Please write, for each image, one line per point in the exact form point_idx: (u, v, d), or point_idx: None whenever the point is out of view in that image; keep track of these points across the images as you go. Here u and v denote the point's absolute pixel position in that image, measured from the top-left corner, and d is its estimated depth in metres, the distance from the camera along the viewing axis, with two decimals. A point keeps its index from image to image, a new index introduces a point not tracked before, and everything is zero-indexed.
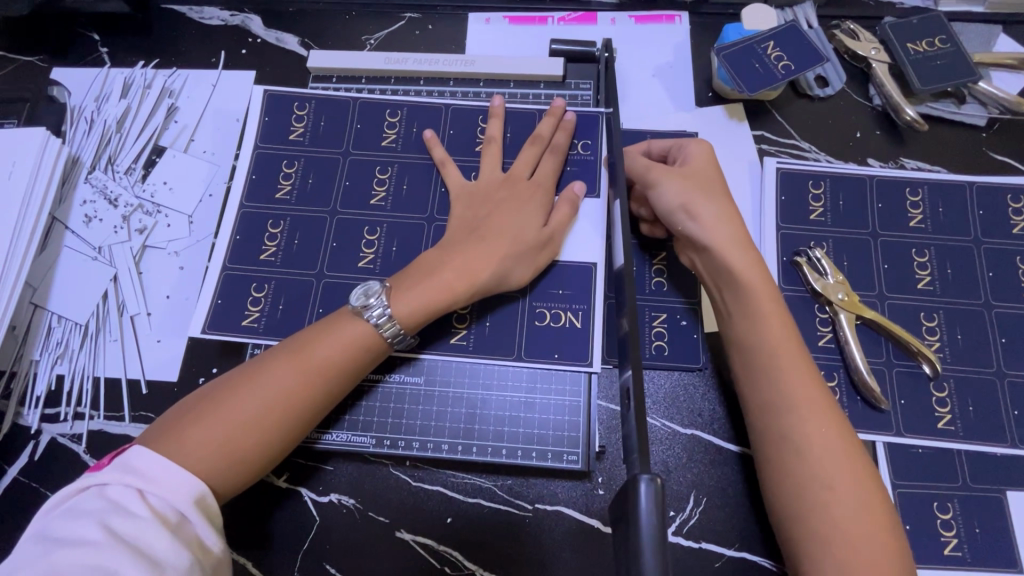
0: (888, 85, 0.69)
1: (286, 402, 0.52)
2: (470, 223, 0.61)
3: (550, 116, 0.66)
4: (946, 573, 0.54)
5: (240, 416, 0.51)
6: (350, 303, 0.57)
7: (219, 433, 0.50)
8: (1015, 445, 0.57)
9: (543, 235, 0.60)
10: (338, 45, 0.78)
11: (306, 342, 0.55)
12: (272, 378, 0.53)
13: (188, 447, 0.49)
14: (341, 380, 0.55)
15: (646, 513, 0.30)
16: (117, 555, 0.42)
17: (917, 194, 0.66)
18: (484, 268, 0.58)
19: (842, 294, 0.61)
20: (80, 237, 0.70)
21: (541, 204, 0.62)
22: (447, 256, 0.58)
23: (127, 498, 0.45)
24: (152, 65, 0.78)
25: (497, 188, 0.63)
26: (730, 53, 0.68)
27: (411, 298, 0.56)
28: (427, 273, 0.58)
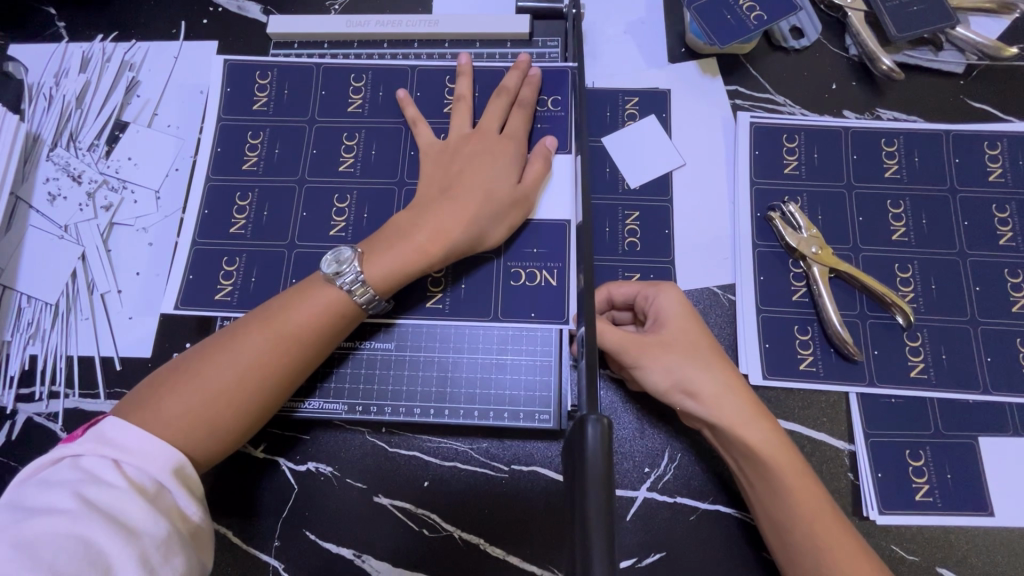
0: (864, 34, 0.68)
1: (260, 370, 0.52)
2: (442, 183, 0.60)
3: (516, 71, 0.65)
4: (917, 518, 0.55)
5: (217, 385, 0.51)
6: (322, 270, 0.56)
7: (193, 402, 0.50)
8: (988, 391, 0.57)
9: (516, 191, 0.59)
10: (301, 11, 0.75)
11: (277, 309, 0.54)
12: (243, 346, 0.52)
13: (163, 417, 0.49)
14: (319, 345, 0.54)
15: (593, 454, 0.31)
16: (91, 523, 0.42)
17: (893, 144, 0.65)
18: (458, 226, 0.57)
19: (816, 248, 0.60)
20: (45, 216, 0.69)
21: (514, 159, 0.61)
22: (419, 218, 0.57)
23: (102, 468, 0.45)
24: (111, 38, 0.76)
25: (467, 144, 0.61)
26: (701, 6, 0.67)
27: (386, 262, 0.55)
28: (400, 236, 0.57)
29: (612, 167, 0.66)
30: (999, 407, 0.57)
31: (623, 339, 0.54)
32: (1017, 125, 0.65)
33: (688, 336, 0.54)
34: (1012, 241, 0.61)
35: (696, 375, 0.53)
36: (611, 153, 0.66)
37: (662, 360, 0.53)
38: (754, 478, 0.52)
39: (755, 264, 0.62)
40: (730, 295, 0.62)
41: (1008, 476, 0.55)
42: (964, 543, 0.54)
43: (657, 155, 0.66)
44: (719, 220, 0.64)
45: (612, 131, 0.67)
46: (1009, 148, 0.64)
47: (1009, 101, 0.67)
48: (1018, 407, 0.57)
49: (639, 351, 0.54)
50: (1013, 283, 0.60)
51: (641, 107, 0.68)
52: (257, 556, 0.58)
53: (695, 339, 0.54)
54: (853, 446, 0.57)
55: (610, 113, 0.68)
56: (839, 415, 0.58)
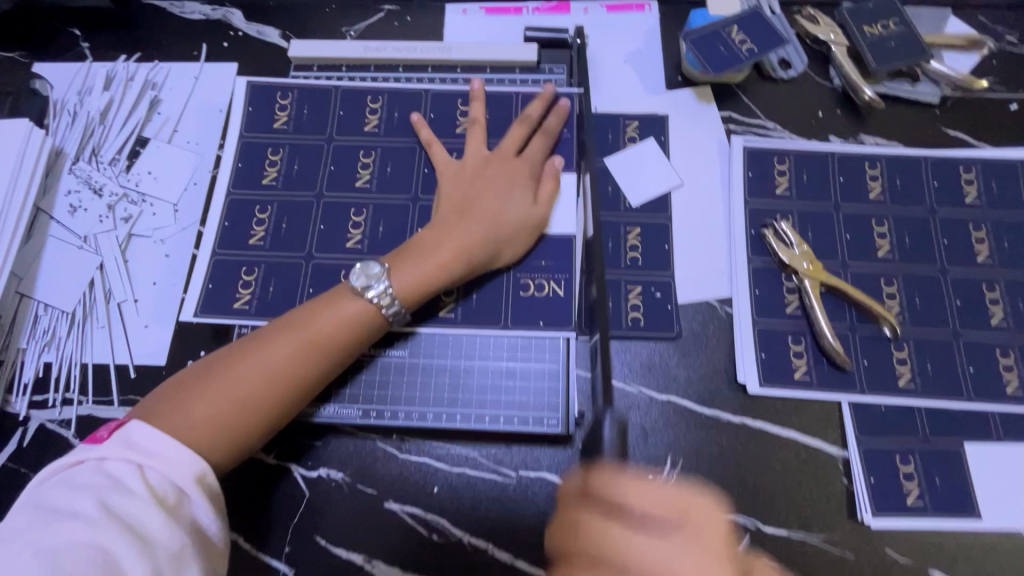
0: (847, 66, 0.73)
1: (283, 377, 0.54)
2: (459, 204, 0.63)
3: (539, 100, 0.69)
4: (909, 521, 0.57)
5: (242, 390, 0.52)
6: (350, 282, 0.58)
7: (219, 407, 0.51)
8: (971, 400, 0.60)
9: (534, 213, 0.63)
10: (318, 36, 0.79)
11: (304, 318, 0.56)
12: (270, 354, 0.54)
13: (191, 420, 0.50)
14: (342, 352, 0.57)
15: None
16: (113, 534, 0.42)
17: (875, 168, 0.69)
18: (478, 245, 0.60)
19: (807, 263, 0.64)
20: (65, 227, 0.71)
21: (527, 182, 0.65)
22: (442, 236, 0.60)
23: (125, 473, 0.46)
24: (135, 58, 0.79)
25: (482, 168, 0.65)
26: (696, 38, 0.71)
27: (413, 276, 0.58)
28: (424, 253, 0.60)
29: (614, 186, 0.69)
30: (981, 415, 0.60)
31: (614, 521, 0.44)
32: (989, 151, 0.70)
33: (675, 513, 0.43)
34: (988, 259, 0.65)
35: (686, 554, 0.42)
36: (613, 173, 0.70)
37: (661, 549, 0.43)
38: None
39: (750, 279, 0.66)
40: (727, 307, 0.65)
41: (992, 481, 0.58)
42: (953, 545, 0.57)
43: (657, 175, 0.70)
44: (716, 237, 0.68)
45: (614, 152, 0.71)
46: (982, 173, 0.69)
47: (981, 130, 0.72)
48: (999, 415, 0.60)
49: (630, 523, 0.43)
50: (991, 297, 0.64)
51: (641, 130, 0.72)
52: (268, 561, 0.59)
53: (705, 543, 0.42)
54: (847, 452, 0.60)
55: (612, 136, 0.72)
56: (833, 422, 0.61)
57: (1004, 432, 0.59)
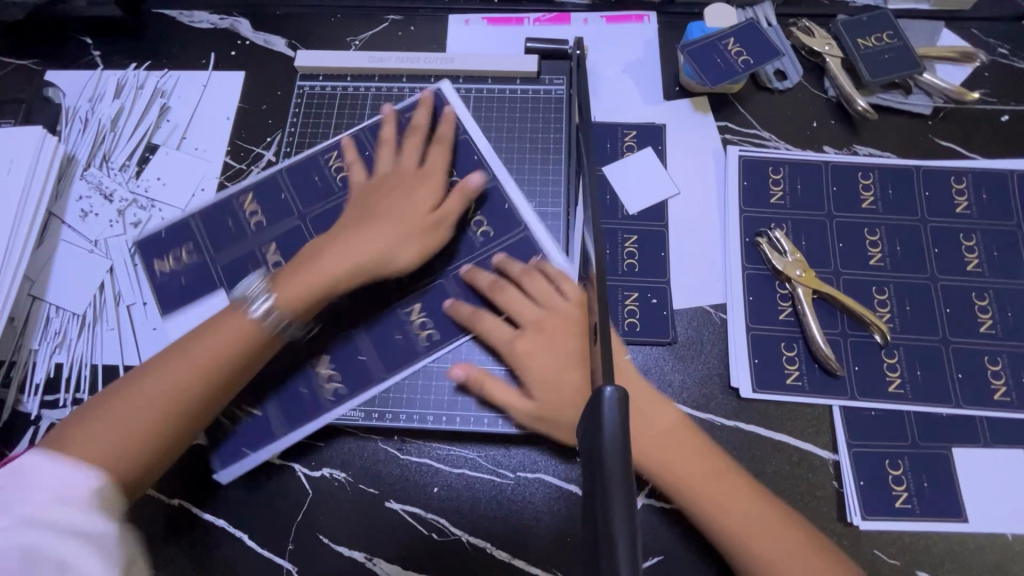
0: (841, 78, 0.74)
1: (245, 304, 0.58)
2: (361, 212, 0.65)
3: (423, 107, 0.71)
4: (897, 524, 0.58)
5: (156, 384, 0.53)
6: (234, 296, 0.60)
7: (122, 427, 0.51)
8: (959, 405, 0.62)
9: (431, 217, 0.64)
10: (324, 45, 0.81)
11: (210, 323, 0.57)
12: (165, 363, 0.54)
13: (84, 440, 0.50)
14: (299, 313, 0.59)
15: (610, 421, 0.35)
16: (33, 532, 0.39)
17: (868, 177, 0.71)
18: (369, 250, 0.62)
19: (800, 271, 0.66)
20: (77, 231, 0.73)
21: (421, 187, 0.66)
22: (362, 239, 0.62)
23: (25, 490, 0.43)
24: (145, 67, 0.81)
25: (387, 180, 0.67)
26: (694, 50, 0.73)
27: (247, 301, 0.59)
28: (304, 262, 0.61)
29: (612, 194, 0.71)
30: (969, 420, 0.61)
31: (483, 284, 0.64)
32: (980, 162, 0.71)
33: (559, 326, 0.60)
34: (978, 267, 0.67)
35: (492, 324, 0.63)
36: (611, 182, 0.71)
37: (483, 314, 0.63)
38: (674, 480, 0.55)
39: (745, 286, 0.67)
40: (721, 313, 0.67)
41: (980, 485, 0.59)
42: (941, 547, 0.58)
43: (653, 184, 0.71)
44: (711, 244, 0.70)
45: (612, 161, 0.72)
46: (973, 183, 0.70)
47: (973, 140, 0.73)
48: (988, 420, 0.61)
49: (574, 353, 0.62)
50: (981, 305, 0.65)
51: (639, 139, 0.74)
52: (273, 559, 0.60)
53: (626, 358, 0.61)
54: (837, 456, 0.61)
55: (611, 146, 0.73)
56: (824, 426, 0.62)
57: (993, 438, 0.61)
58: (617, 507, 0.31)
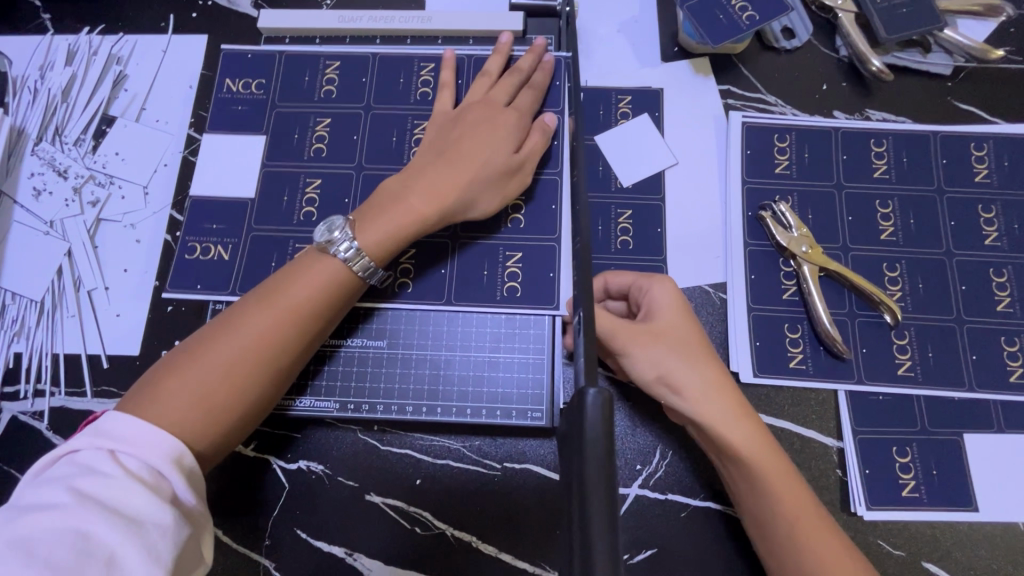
0: (854, 35, 0.68)
1: (249, 306, 0.52)
2: (439, 147, 0.59)
3: (531, 54, 0.65)
4: (903, 513, 0.55)
5: (211, 361, 0.49)
6: (315, 240, 0.54)
7: (186, 399, 0.47)
8: (973, 389, 0.58)
9: (512, 162, 0.59)
10: (293, 6, 0.75)
11: (280, 284, 0.53)
12: (240, 325, 0.50)
13: (162, 402, 0.47)
14: (320, 320, 0.53)
15: (592, 426, 0.30)
16: (89, 516, 0.39)
17: (882, 144, 0.66)
18: (450, 188, 0.56)
19: (806, 247, 0.61)
20: (30, 211, 0.68)
21: (513, 130, 0.60)
22: (411, 182, 0.57)
23: (97, 459, 0.43)
24: (98, 31, 0.75)
25: (471, 114, 0.61)
26: (693, 6, 0.67)
27: (378, 228, 0.55)
28: (393, 200, 0.56)
29: (605, 165, 0.66)
30: (983, 405, 0.58)
31: (615, 324, 0.55)
32: (1002, 127, 0.66)
33: (687, 339, 0.55)
34: (997, 241, 0.62)
35: (680, 366, 0.53)
36: (604, 151, 0.66)
37: (650, 351, 0.54)
38: (761, 513, 0.51)
39: (746, 263, 0.63)
40: (721, 293, 0.63)
41: (992, 472, 0.56)
42: (948, 537, 0.55)
43: (650, 154, 0.66)
44: (711, 218, 0.65)
45: (606, 129, 0.67)
46: (994, 149, 0.65)
47: (995, 103, 0.68)
48: (1003, 405, 0.58)
49: (630, 339, 0.54)
50: (999, 283, 0.61)
51: (634, 105, 0.68)
52: (249, 555, 0.58)
53: (685, 329, 0.55)
54: (842, 443, 0.58)
55: (603, 113, 0.68)
56: (828, 411, 0.59)
57: (1007, 423, 0.57)
58: (596, 519, 0.27)
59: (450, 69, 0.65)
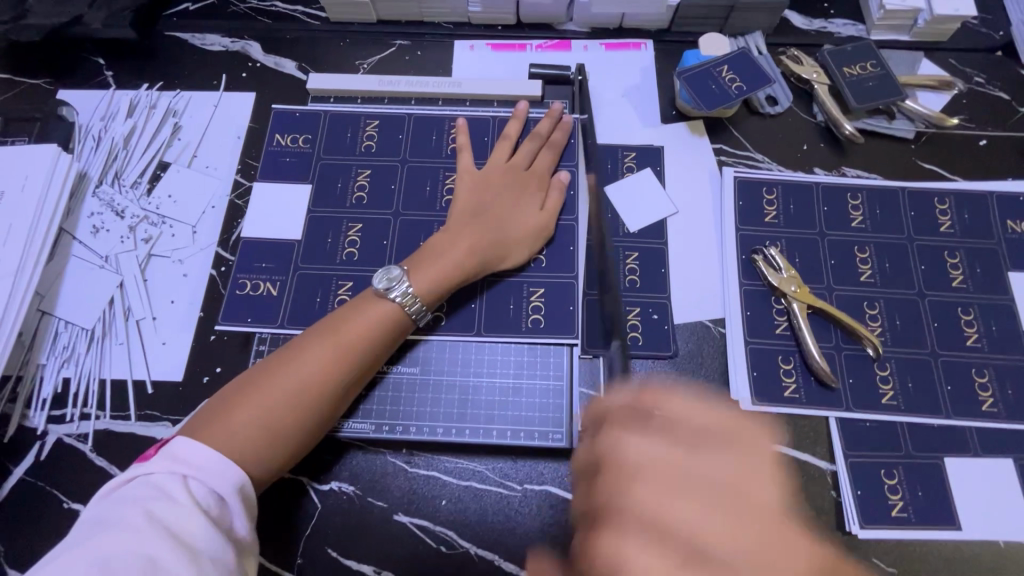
0: (828, 103, 0.78)
1: (308, 342, 0.57)
2: (473, 209, 0.67)
3: (549, 118, 0.75)
4: (893, 532, 0.60)
5: (275, 392, 0.54)
6: (373, 285, 0.61)
7: (253, 427, 0.53)
8: (949, 416, 0.64)
9: (540, 223, 0.68)
10: (334, 69, 0.84)
11: (337, 323, 0.59)
12: (301, 361, 0.56)
13: (232, 430, 0.52)
14: (371, 358, 0.58)
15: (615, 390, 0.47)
16: (158, 541, 0.44)
17: (857, 198, 0.74)
18: (488, 246, 0.65)
19: (794, 286, 0.68)
20: (87, 246, 0.74)
21: (536, 192, 0.70)
22: (452, 239, 0.65)
23: (173, 484, 0.48)
24: (157, 87, 0.83)
25: (496, 177, 0.70)
26: (690, 76, 0.76)
27: (428, 278, 0.62)
28: (438, 254, 0.64)
29: (614, 214, 0.73)
30: (960, 431, 0.64)
31: None
32: (960, 184, 0.75)
33: None
34: (963, 283, 0.70)
35: None
36: (614, 201, 0.74)
37: None
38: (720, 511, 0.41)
39: (742, 301, 0.70)
40: (720, 328, 0.69)
41: (972, 493, 0.61)
42: (934, 554, 0.60)
43: (654, 203, 0.74)
44: (710, 260, 0.72)
45: (616, 179, 0.75)
46: (955, 204, 0.74)
47: (954, 163, 0.77)
48: (978, 431, 0.64)
49: None
50: (966, 320, 0.68)
51: (639, 160, 0.77)
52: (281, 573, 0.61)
53: None
54: (834, 465, 0.63)
55: (612, 167, 0.76)
56: (820, 437, 0.64)
57: (982, 448, 0.63)
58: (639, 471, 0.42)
59: (464, 133, 0.74)
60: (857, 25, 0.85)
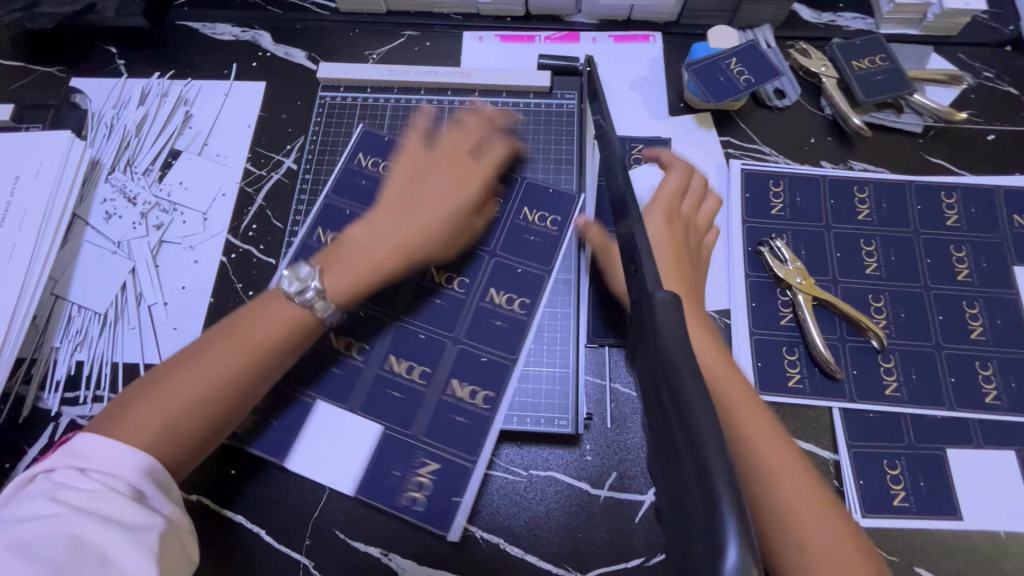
0: (836, 97, 0.78)
1: (212, 340, 0.55)
2: (404, 201, 0.64)
3: (482, 118, 0.72)
4: (896, 521, 0.61)
5: (177, 389, 0.52)
6: (282, 287, 0.58)
7: (152, 421, 0.50)
8: (952, 408, 0.64)
9: (475, 219, 0.68)
10: (344, 58, 0.85)
11: (239, 322, 0.56)
12: (204, 356, 0.54)
13: (129, 427, 0.49)
14: (282, 353, 0.56)
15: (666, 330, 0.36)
16: (77, 521, 0.43)
17: (863, 192, 0.74)
18: (410, 242, 0.62)
19: (800, 278, 0.69)
20: (100, 232, 0.75)
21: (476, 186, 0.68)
22: (376, 235, 0.62)
23: (71, 477, 0.46)
24: (169, 75, 0.84)
25: (436, 166, 0.67)
26: (698, 68, 0.76)
27: (344, 276, 0.59)
28: (360, 250, 0.61)
29: None
30: (963, 423, 0.64)
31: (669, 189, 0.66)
32: (967, 179, 0.75)
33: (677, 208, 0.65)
34: (968, 277, 0.70)
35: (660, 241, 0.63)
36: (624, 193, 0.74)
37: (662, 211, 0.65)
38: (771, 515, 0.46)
39: (747, 292, 0.70)
40: (726, 319, 0.70)
41: (975, 485, 0.62)
42: (936, 543, 0.60)
43: None
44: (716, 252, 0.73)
45: None
46: (962, 198, 0.74)
47: (961, 157, 0.77)
48: (981, 423, 0.64)
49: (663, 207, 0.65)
50: (971, 313, 0.68)
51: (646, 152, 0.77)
52: (289, 554, 0.62)
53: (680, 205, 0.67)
54: (837, 455, 0.64)
55: None
56: (824, 428, 0.65)
57: (985, 439, 0.63)
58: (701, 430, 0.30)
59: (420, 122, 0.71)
60: (866, 19, 0.85)
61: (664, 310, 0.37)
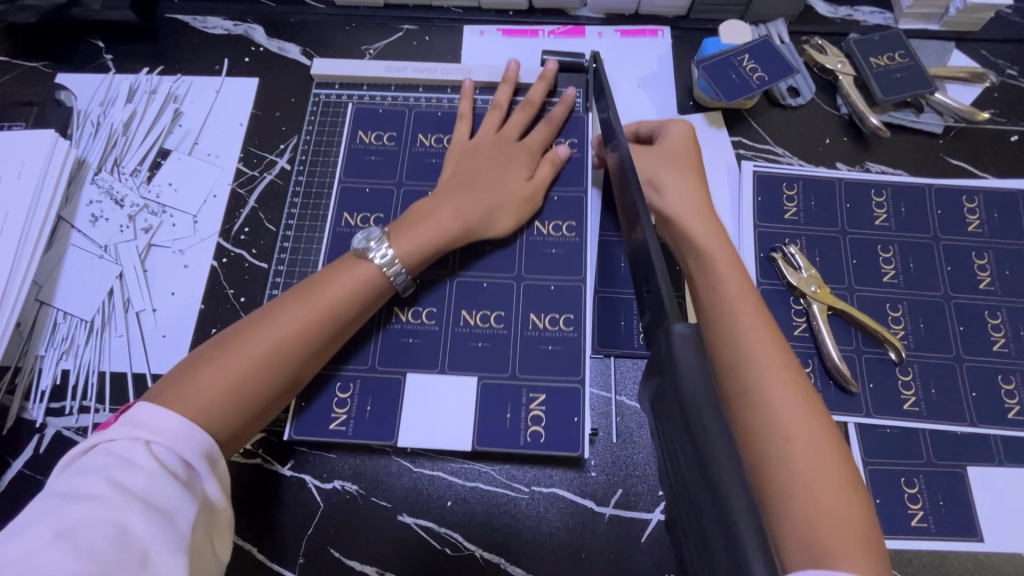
0: (853, 95, 0.75)
1: (282, 304, 0.54)
2: (461, 176, 0.65)
3: (505, 85, 0.73)
4: (914, 542, 0.58)
5: (245, 353, 0.51)
6: (353, 247, 0.59)
7: (221, 385, 0.49)
8: (973, 424, 0.62)
9: (528, 189, 0.66)
10: (339, 54, 0.81)
11: (314, 284, 0.56)
12: (273, 322, 0.53)
13: (196, 390, 0.48)
14: (348, 317, 0.56)
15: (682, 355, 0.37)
16: (128, 508, 0.41)
17: (881, 195, 0.71)
18: (475, 214, 0.63)
19: (815, 286, 0.66)
20: (86, 235, 0.72)
21: (526, 159, 0.68)
22: (438, 204, 0.63)
23: (131, 450, 0.44)
24: (158, 71, 0.81)
25: (487, 146, 0.68)
26: (709, 65, 0.73)
27: (411, 241, 0.59)
28: (424, 219, 0.61)
29: None
30: (984, 439, 0.61)
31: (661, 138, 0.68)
32: (990, 182, 0.72)
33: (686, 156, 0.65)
34: (991, 286, 0.67)
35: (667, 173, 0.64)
36: None
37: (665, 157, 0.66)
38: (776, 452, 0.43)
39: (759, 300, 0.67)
40: None
41: (997, 505, 0.59)
42: (956, 566, 0.58)
43: None
44: None
45: None
46: (984, 203, 0.71)
47: (984, 159, 0.74)
48: (1004, 440, 0.61)
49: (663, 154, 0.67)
50: (994, 324, 0.65)
51: None
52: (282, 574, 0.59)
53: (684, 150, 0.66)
54: None
55: None
56: None
57: (1007, 457, 0.61)
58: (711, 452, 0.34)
59: (468, 98, 0.73)
60: (883, 13, 0.82)
61: (682, 343, 0.37)
